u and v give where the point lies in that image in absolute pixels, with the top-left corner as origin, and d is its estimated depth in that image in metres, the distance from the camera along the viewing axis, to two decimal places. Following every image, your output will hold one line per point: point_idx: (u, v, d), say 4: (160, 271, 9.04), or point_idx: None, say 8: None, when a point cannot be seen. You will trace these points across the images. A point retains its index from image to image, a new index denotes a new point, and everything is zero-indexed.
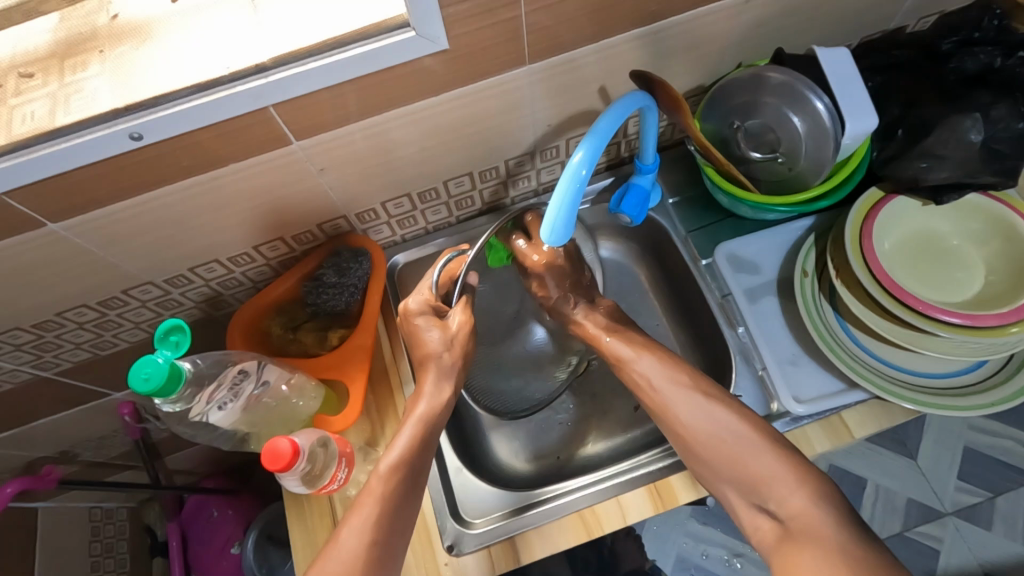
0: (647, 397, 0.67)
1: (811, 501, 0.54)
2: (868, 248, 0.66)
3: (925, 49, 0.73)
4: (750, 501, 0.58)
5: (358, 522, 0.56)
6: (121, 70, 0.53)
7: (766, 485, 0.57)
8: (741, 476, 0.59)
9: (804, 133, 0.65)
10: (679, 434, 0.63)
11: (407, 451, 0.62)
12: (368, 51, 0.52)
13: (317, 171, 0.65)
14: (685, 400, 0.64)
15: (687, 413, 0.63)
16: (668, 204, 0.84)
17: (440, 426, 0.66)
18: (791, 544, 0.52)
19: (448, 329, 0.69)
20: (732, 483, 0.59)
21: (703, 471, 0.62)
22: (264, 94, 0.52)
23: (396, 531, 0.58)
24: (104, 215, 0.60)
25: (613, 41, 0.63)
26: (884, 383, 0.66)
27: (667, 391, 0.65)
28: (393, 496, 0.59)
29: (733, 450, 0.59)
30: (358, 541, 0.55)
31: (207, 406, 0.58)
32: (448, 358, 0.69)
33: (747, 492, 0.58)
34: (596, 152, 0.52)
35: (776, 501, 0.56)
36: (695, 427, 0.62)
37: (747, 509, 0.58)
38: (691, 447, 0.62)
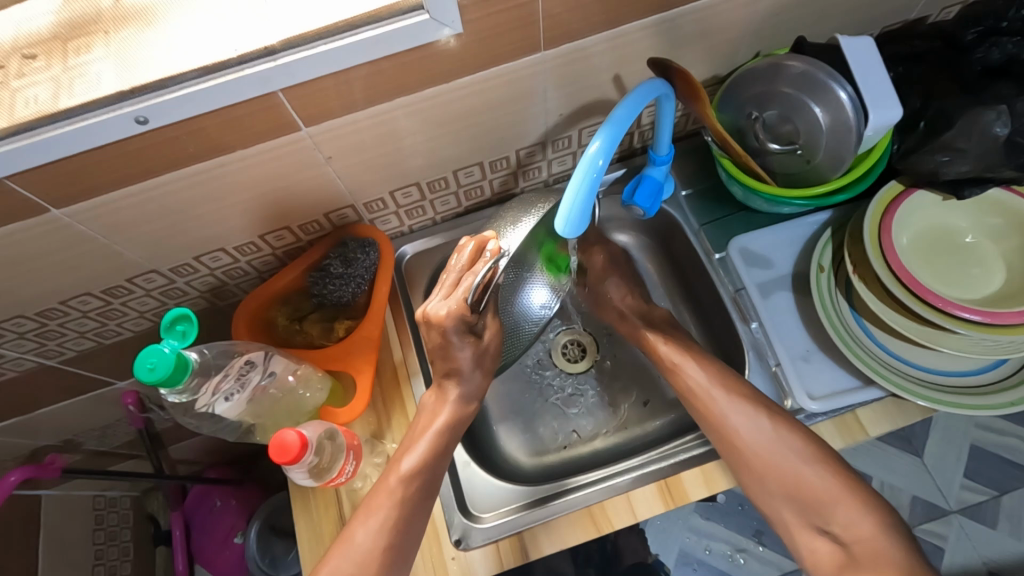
0: (699, 403, 0.66)
1: (878, 529, 0.57)
2: (886, 243, 0.64)
3: (947, 39, 0.71)
4: (809, 523, 0.60)
5: (374, 521, 0.58)
6: (126, 53, 0.52)
7: (829, 508, 0.59)
8: (797, 493, 0.60)
9: (824, 124, 0.64)
10: (732, 446, 0.62)
11: (428, 458, 0.62)
12: (380, 35, 0.51)
13: (324, 159, 0.64)
14: (743, 412, 0.63)
15: (729, 416, 0.63)
16: (680, 196, 0.83)
17: (459, 435, 0.65)
18: (858, 571, 0.55)
19: (484, 345, 0.65)
20: (791, 504, 0.60)
21: (752, 483, 0.62)
22: (273, 79, 0.51)
23: (409, 535, 0.59)
24: (108, 201, 0.58)
25: (629, 28, 0.61)
26: (900, 380, 0.65)
27: (720, 401, 0.64)
28: (410, 502, 0.59)
29: (789, 466, 0.60)
30: (373, 545, 0.57)
31: (213, 397, 0.58)
32: (478, 376, 0.65)
33: (807, 511, 0.60)
34: (614, 141, 0.51)
35: (838, 524, 0.58)
36: (749, 440, 0.62)
37: (805, 531, 0.60)
38: (749, 463, 0.61)
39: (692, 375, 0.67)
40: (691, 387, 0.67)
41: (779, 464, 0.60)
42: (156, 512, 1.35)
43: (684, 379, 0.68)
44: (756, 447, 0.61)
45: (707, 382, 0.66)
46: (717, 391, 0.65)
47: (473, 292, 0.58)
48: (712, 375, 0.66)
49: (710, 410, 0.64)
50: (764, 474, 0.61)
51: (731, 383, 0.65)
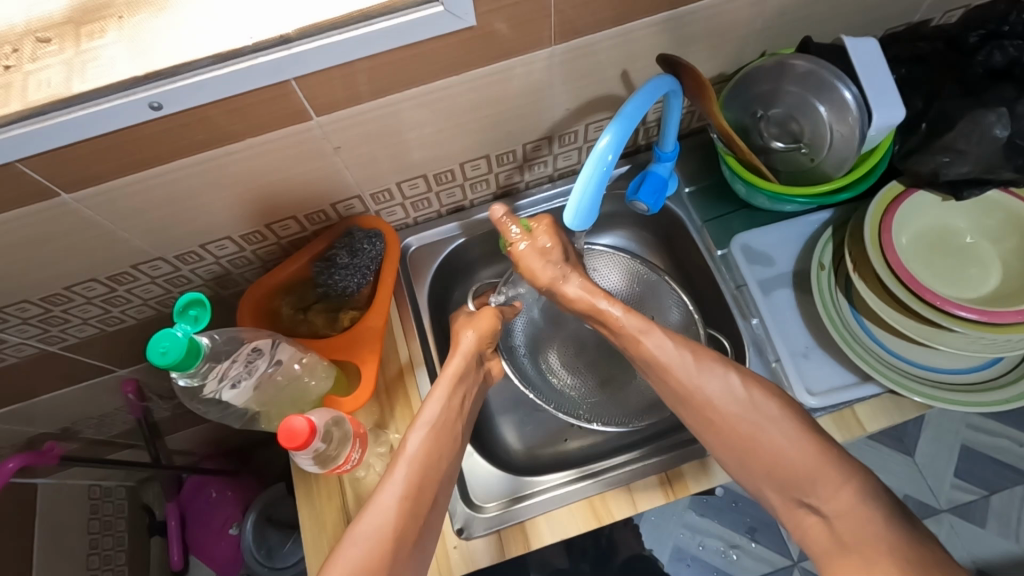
0: (662, 377, 0.61)
1: (859, 497, 0.51)
2: (886, 241, 0.66)
3: (949, 40, 0.72)
4: (791, 497, 0.54)
5: (397, 480, 0.55)
6: (139, 37, 0.52)
7: (808, 482, 0.53)
8: (775, 468, 0.54)
9: (828, 123, 0.65)
10: (701, 412, 0.58)
11: (441, 413, 0.61)
12: (394, 26, 0.51)
13: (334, 149, 0.64)
14: (722, 388, 0.58)
15: (700, 386, 0.58)
16: (683, 192, 0.84)
17: (469, 391, 0.65)
18: (845, 553, 0.49)
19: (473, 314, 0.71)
20: (770, 483, 0.55)
21: (726, 455, 0.58)
22: (287, 67, 0.51)
23: (430, 491, 0.56)
24: (117, 187, 0.58)
25: (638, 24, 0.62)
26: (897, 377, 0.66)
27: (687, 373, 0.59)
28: (428, 455, 0.57)
29: (760, 434, 0.55)
30: (398, 506, 0.53)
31: (220, 384, 0.58)
32: (478, 336, 0.68)
33: (785, 486, 0.54)
34: (624, 136, 0.52)
35: (819, 497, 0.52)
36: (722, 411, 0.57)
37: (788, 508, 0.54)
38: (726, 435, 0.57)
39: (655, 343, 0.61)
40: (655, 358, 0.61)
41: (767, 446, 0.55)
42: (152, 503, 1.37)
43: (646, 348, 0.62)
44: (744, 432, 0.56)
45: (673, 350, 0.61)
46: (690, 364, 0.60)
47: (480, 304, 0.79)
48: (682, 346, 0.61)
49: (681, 382, 0.60)
50: (744, 454, 0.56)
51: (700, 350, 0.61)
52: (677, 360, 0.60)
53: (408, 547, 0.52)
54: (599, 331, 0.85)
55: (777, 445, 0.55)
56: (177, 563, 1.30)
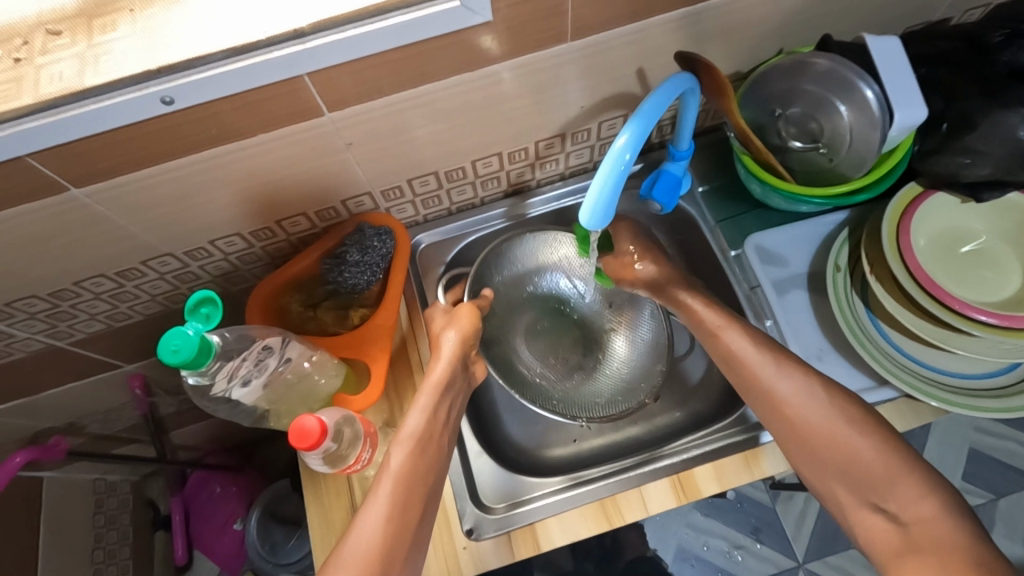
0: (742, 373, 0.62)
1: (940, 508, 0.50)
2: (904, 243, 0.65)
3: (969, 42, 0.70)
4: (864, 500, 0.53)
5: (382, 497, 0.56)
6: (151, 30, 0.51)
7: (885, 485, 0.52)
8: (851, 468, 0.54)
9: (848, 123, 0.64)
10: (778, 413, 0.59)
11: (424, 423, 0.61)
12: (410, 21, 0.50)
13: (346, 145, 0.63)
14: (796, 386, 0.59)
15: (779, 384, 0.59)
16: (696, 192, 0.83)
17: (454, 400, 0.65)
18: (916, 555, 0.48)
19: (453, 313, 0.70)
20: (843, 481, 0.54)
21: (798, 456, 0.58)
22: (301, 61, 0.50)
23: (415, 506, 0.56)
24: (128, 182, 0.58)
25: (656, 21, 0.61)
26: (914, 381, 0.65)
27: (771, 373, 0.60)
28: (411, 471, 0.57)
29: (839, 439, 0.55)
30: (384, 522, 0.54)
31: (230, 382, 0.57)
32: (457, 337, 0.68)
33: (860, 488, 0.54)
34: (642, 134, 0.51)
35: (896, 502, 0.52)
36: (800, 410, 0.58)
37: (859, 510, 0.54)
38: (801, 435, 0.57)
39: (739, 344, 0.62)
40: (736, 355, 0.62)
41: (842, 444, 0.55)
42: (156, 497, 1.34)
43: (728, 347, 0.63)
44: (822, 429, 0.56)
45: (753, 349, 0.62)
46: (769, 362, 0.61)
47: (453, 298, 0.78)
48: (764, 348, 0.62)
49: (758, 382, 0.60)
50: (817, 451, 0.56)
51: (779, 352, 0.61)
52: (762, 364, 0.61)
53: (399, 561, 0.53)
54: (566, 319, 0.84)
55: (861, 449, 0.54)
56: (179, 557, 1.30)
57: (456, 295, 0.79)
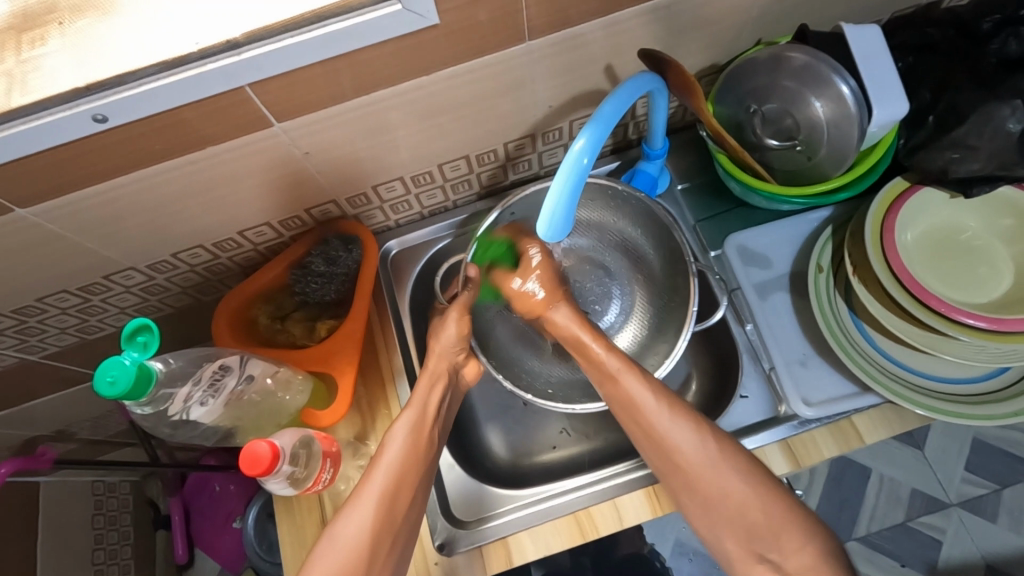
0: (635, 418, 0.60)
1: (818, 558, 0.51)
2: (889, 242, 0.61)
3: (960, 26, 0.66)
4: (751, 549, 0.53)
5: (374, 482, 0.57)
6: (80, 46, 0.49)
7: (774, 535, 0.52)
8: (739, 519, 0.53)
9: (826, 118, 0.60)
10: (669, 461, 0.57)
11: (421, 412, 0.62)
12: (350, 27, 0.48)
13: (302, 154, 0.61)
14: (673, 423, 0.57)
15: (670, 434, 0.57)
16: (676, 190, 0.80)
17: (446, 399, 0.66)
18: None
19: (447, 319, 0.69)
20: (731, 530, 0.54)
21: (689, 503, 0.56)
22: (237, 74, 0.48)
23: (407, 493, 0.57)
24: (75, 200, 0.56)
25: (621, 15, 0.58)
26: (899, 388, 0.62)
27: (662, 423, 0.58)
28: (401, 459, 0.58)
29: (739, 496, 0.54)
30: (375, 508, 0.55)
31: (186, 405, 0.56)
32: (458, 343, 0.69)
33: (750, 539, 0.53)
34: (599, 139, 0.48)
35: (780, 553, 0.51)
36: (687, 458, 0.56)
37: (746, 560, 0.53)
38: (684, 473, 0.56)
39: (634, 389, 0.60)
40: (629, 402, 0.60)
41: (722, 490, 0.54)
42: (156, 498, 1.35)
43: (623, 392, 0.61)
44: (696, 468, 0.55)
45: (648, 395, 0.59)
46: (666, 413, 0.58)
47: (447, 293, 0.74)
48: (659, 394, 0.59)
49: (650, 429, 0.58)
50: (701, 495, 0.55)
51: (675, 401, 0.59)
52: (656, 413, 0.58)
53: (385, 554, 0.54)
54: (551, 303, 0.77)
55: (741, 496, 0.54)
56: (181, 557, 1.29)
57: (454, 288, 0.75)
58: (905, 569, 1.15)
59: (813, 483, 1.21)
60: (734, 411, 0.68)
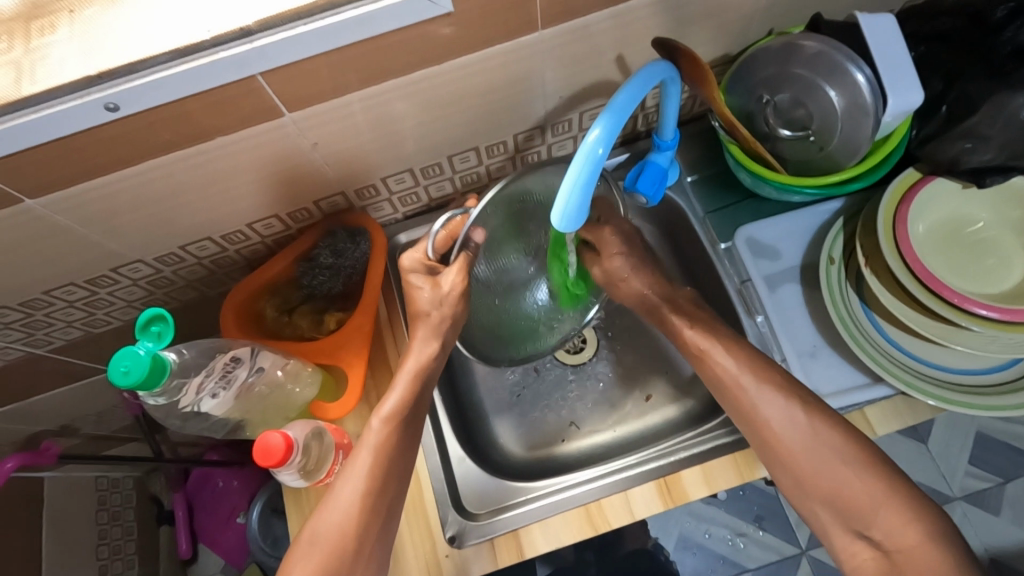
0: (727, 395, 0.60)
1: (925, 536, 0.51)
2: (902, 233, 0.61)
3: (972, 17, 0.64)
4: (849, 527, 0.54)
5: (359, 469, 0.57)
6: (88, 34, 0.48)
7: (867, 511, 0.53)
8: (836, 497, 0.55)
9: (839, 108, 0.60)
10: (768, 441, 0.58)
11: (406, 400, 0.62)
12: (364, 14, 0.47)
13: (311, 145, 0.61)
14: (770, 399, 0.58)
15: (762, 410, 0.58)
16: (685, 182, 0.79)
17: (433, 379, 0.65)
18: None
19: (440, 290, 0.64)
20: (829, 507, 0.55)
21: (787, 482, 0.57)
22: (249, 62, 0.48)
23: (391, 480, 0.58)
24: (86, 191, 0.56)
25: (634, 4, 0.57)
26: (911, 379, 0.62)
27: (753, 394, 0.59)
28: (391, 445, 0.59)
29: (840, 477, 0.54)
30: (360, 493, 0.56)
31: (197, 397, 0.56)
32: (437, 317, 0.64)
33: (847, 517, 0.54)
34: (615, 127, 0.48)
35: (879, 530, 0.53)
36: (785, 440, 0.57)
37: (842, 533, 0.55)
38: (776, 454, 0.57)
39: (725, 365, 0.60)
40: (720, 375, 0.61)
41: (828, 473, 0.55)
42: (160, 493, 1.34)
43: (712, 365, 0.62)
44: (796, 446, 0.56)
45: (739, 369, 0.60)
46: (762, 386, 0.59)
47: (434, 248, 0.66)
48: (747, 367, 0.60)
49: (739, 400, 0.59)
50: (796, 473, 0.56)
51: (764, 372, 0.59)
52: (750, 383, 0.59)
53: (372, 539, 0.55)
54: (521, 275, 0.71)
55: (845, 479, 0.54)
56: (184, 552, 1.28)
57: (446, 240, 0.67)
58: None
59: None
60: None
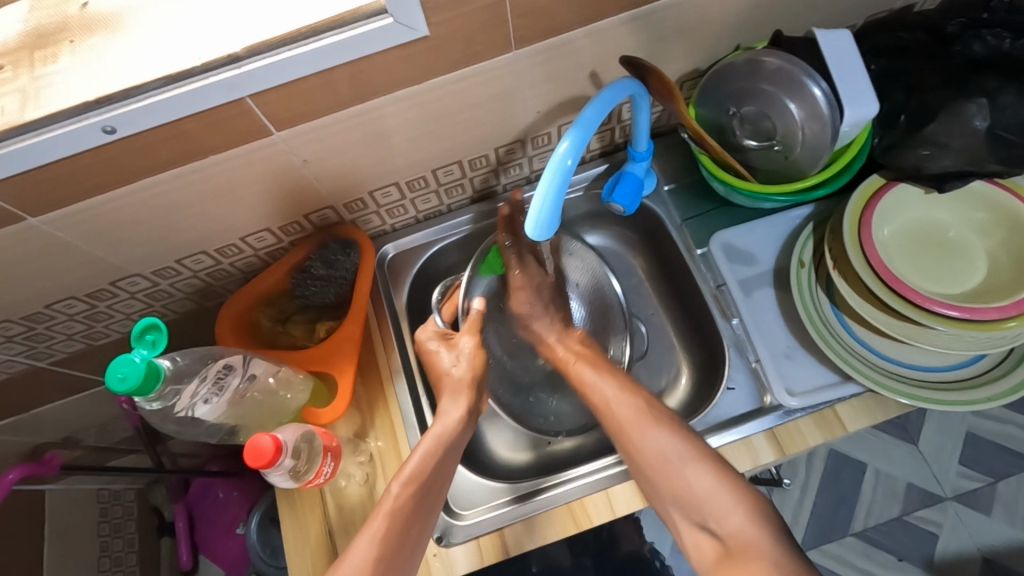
0: (619, 428, 0.63)
1: (749, 521, 0.53)
2: (867, 238, 0.64)
3: (930, 29, 0.70)
4: (692, 521, 0.57)
5: (371, 532, 0.57)
6: (88, 63, 0.52)
7: (706, 503, 0.56)
8: (680, 495, 0.57)
9: (800, 119, 0.63)
10: (642, 463, 0.60)
11: (425, 464, 0.62)
12: (346, 40, 0.51)
13: (300, 161, 0.64)
14: (646, 429, 0.61)
15: (648, 442, 0.60)
16: (663, 191, 0.82)
17: (457, 447, 0.65)
18: (731, 563, 0.51)
19: (457, 350, 0.71)
20: (675, 505, 0.58)
21: (651, 492, 0.60)
22: (238, 85, 0.51)
23: (404, 546, 0.57)
24: (85, 209, 0.59)
25: (603, 24, 0.61)
26: (878, 377, 0.65)
27: (638, 429, 0.61)
28: (406, 509, 0.59)
29: (676, 474, 0.58)
30: (368, 552, 0.55)
31: (191, 401, 0.58)
32: (459, 374, 0.69)
33: (687, 511, 0.57)
34: (582, 142, 0.51)
35: (717, 523, 0.55)
36: (653, 454, 0.59)
37: (692, 531, 0.57)
38: (648, 472, 0.59)
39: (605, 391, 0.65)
40: (603, 402, 0.65)
41: (674, 476, 0.58)
42: (160, 505, 1.36)
43: (597, 394, 0.66)
44: (659, 458, 0.59)
45: (617, 396, 0.64)
46: (642, 416, 0.62)
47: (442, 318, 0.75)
48: (629, 399, 0.64)
49: (628, 440, 0.61)
50: (648, 479, 0.60)
51: (638, 395, 0.64)
52: (623, 406, 0.63)
53: None
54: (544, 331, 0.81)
55: (692, 479, 0.57)
56: (183, 562, 1.30)
57: (450, 308, 0.79)
58: (902, 564, 1.16)
59: (811, 477, 1.23)
60: (721, 402, 0.71)
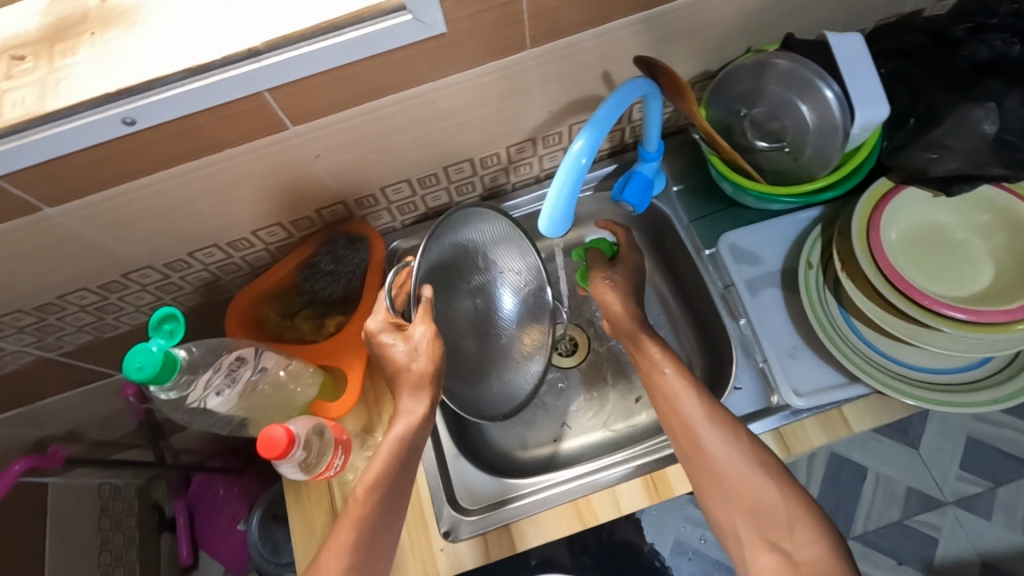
0: (677, 425, 0.62)
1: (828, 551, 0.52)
2: (875, 239, 0.64)
3: (936, 34, 0.70)
4: (764, 538, 0.54)
5: (337, 545, 0.57)
6: (108, 55, 0.52)
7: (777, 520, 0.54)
8: (757, 508, 0.55)
9: (810, 121, 0.64)
10: (702, 464, 0.59)
11: (383, 474, 0.60)
12: (363, 36, 0.51)
13: (313, 157, 0.64)
14: (715, 429, 0.59)
15: (708, 442, 0.59)
16: (671, 191, 0.83)
17: (420, 447, 0.63)
18: None
19: (413, 341, 0.63)
20: (746, 519, 0.55)
21: (710, 496, 0.58)
22: (256, 79, 0.51)
23: (370, 556, 0.58)
24: (100, 200, 0.59)
25: (616, 24, 0.61)
26: (885, 378, 0.65)
27: (704, 429, 0.60)
28: (369, 521, 0.58)
29: (748, 486, 0.56)
30: (336, 565, 0.56)
31: (204, 393, 0.59)
32: (417, 371, 0.63)
33: (762, 526, 0.55)
34: (596, 141, 0.51)
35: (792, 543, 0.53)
36: (713, 457, 0.58)
37: (756, 546, 0.55)
38: (711, 473, 0.58)
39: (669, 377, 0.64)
40: (667, 391, 0.64)
41: (742, 484, 0.57)
42: (161, 500, 1.36)
43: (659, 382, 0.65)
44: (723, 462, 0.58)
45: (681, 387, 0.63)
46: (705, 419, 0.60)
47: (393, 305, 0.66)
48: (702, 400, 0.62)
49: (690, 435, 0.60)
50: (711, 483, 0.58)
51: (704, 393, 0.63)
52: (691, 405, 0.62)
53: None
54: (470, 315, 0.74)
55: (756, 487, 0.56)
56: (185, 558, 1.30)
57: (403, 298, 0.69)
58: (901, 567, 1.16)
59: (811, 479, 1.23)
60: (728, 402, 0.71)
